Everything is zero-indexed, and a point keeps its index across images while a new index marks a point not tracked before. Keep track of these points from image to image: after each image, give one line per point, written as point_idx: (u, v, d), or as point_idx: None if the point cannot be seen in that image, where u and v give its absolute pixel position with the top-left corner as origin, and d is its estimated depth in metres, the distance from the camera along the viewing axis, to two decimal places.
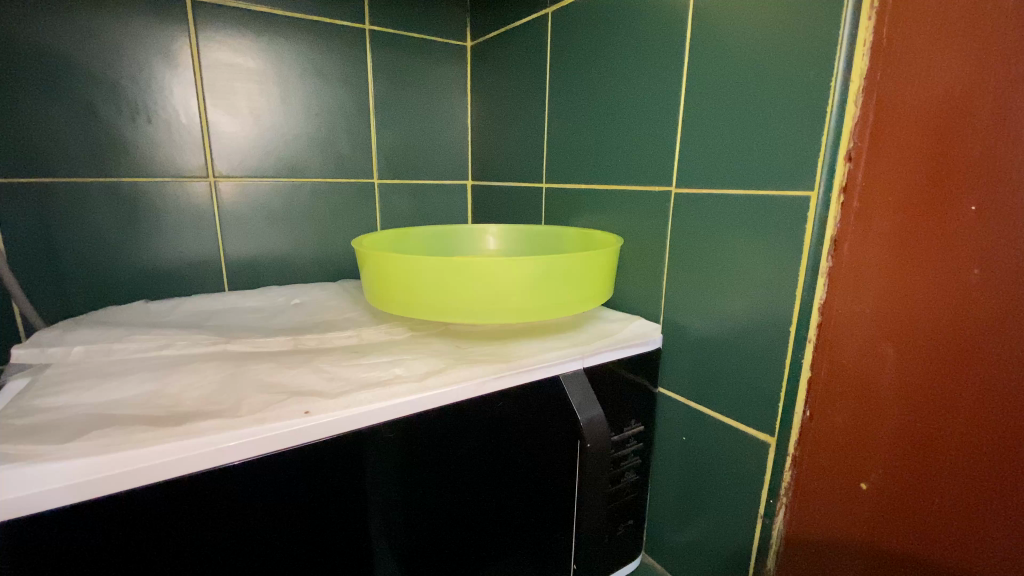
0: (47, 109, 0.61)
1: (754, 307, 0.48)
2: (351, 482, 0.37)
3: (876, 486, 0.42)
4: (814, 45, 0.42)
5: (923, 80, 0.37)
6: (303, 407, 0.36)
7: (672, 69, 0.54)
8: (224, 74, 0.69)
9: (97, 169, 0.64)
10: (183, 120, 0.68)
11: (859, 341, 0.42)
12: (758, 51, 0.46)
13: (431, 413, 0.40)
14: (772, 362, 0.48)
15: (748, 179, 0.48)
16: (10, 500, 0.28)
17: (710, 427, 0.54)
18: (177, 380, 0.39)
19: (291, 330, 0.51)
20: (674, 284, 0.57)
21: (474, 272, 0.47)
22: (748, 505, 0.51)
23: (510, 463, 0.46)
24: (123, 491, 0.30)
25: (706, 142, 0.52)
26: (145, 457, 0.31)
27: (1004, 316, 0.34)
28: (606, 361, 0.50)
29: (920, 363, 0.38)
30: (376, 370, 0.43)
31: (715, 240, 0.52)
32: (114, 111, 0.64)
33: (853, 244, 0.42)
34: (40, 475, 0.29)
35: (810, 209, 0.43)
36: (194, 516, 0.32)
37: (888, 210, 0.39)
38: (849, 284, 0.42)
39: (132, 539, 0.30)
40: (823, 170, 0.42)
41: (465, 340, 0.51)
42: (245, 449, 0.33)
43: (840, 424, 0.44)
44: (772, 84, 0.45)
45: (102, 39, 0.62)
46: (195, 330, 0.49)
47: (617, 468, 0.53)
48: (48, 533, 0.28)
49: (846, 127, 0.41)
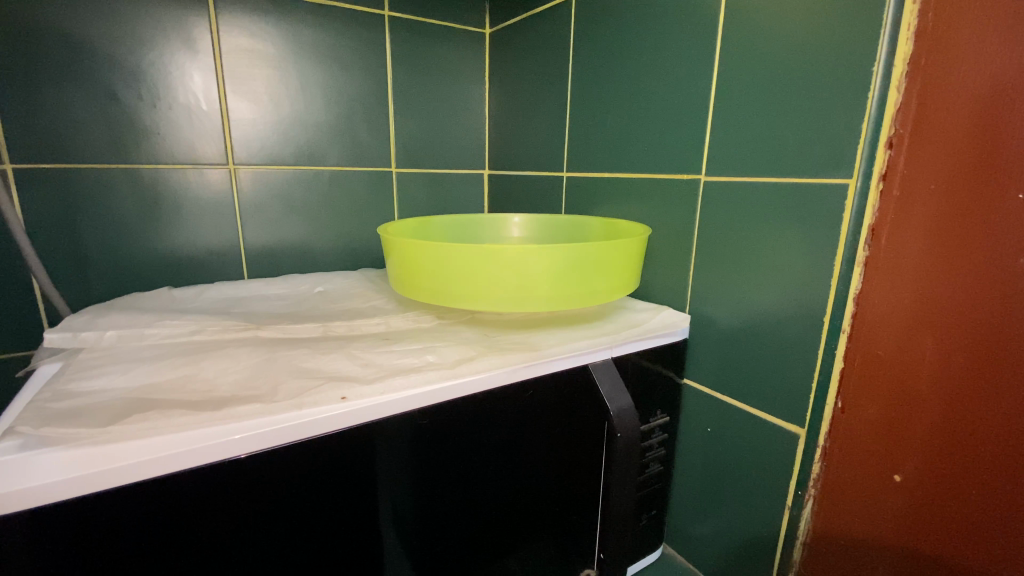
0: (68, 95, 0.61)
1: (785, 297, 0.48)
2: (386, 465, 0.38)
3: (910, 478, 0.42)
4: (854, 29, 0.41)
5: (970, 66, 0.36)
6: (339, 393, 0.36)
7: (702, 56, 0.54)
8: (244, 60, 0.68)
9: (117, 156, 0.64)
10: (203, 106, 0.67)
11: (895, 331, 0.41)
12: (794, 35, 0.45)
13: (465, 400, 0.40)
14: (803, 353, 0.47)
15: (782, 167, 0.47)
16: (60, 482, 0.28)
17: (737, 418, 0.53)
18: (211, 365, 0.39)
19: (319, 317, 0.51)
20: (701, 274, 0.56)
21: (498, 260, 0.47)
22: (775, 496, 0.51)
23: (537, 451, 0.46)
24: (167, 474, 0.30)
25: (738, 130, 0.51)
26: (188, 442, 0.31)
27: None
28: (635, 350, 0.50)
29: (960, 354, 0.38)
30: (407, 357, 0.43)
31: (745, 229, 0.51)
32: (135, 97, 0.64)
33: (892, 234, 0.41)
34: (85, 458, 0.29)
35: (847, 198, 0.43)
36: (232, 498, 0.32)
37: (931, 199, 0.39)
38: (886, 274, 0.42)
39: (174, 520, 0.31)
40: (862, 157, 0.41)
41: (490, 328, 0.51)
42: (284, 433, 0.33)
43: (873, 415, 0.44)
44: (809, 69, 0.44)
45: (123, 23, 0.61)
46: (222, 316, 0.49)
47: (643, 458, 0.53)
48: (94, 517, 0.29)
49: (887, 114, 0.40)
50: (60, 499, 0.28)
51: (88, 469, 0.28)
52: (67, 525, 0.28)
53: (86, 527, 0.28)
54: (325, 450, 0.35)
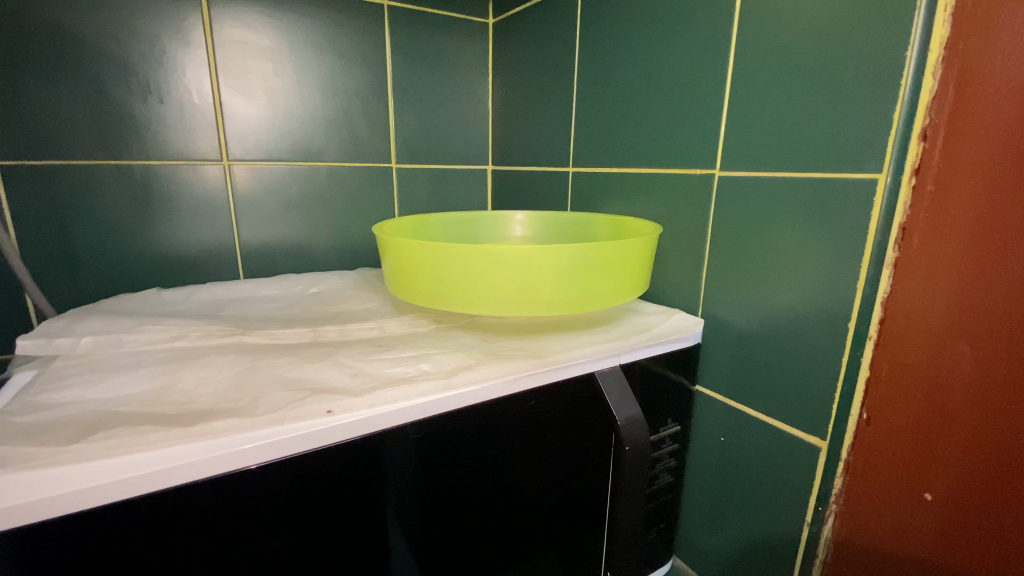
0: (54, 88, 0.58)
1: (805, 300, 0.45)
2: (377, 483, 0.35)
3: (941, 497, 0.38)
4: (885, 10, 0.38)
5: (1015, 47, 0.32)
6: (325, 406, 0.34)
7: (717, 43, 0.50)
8: (238, 52, 0.66)
9: (107, 152, 0.62)
10: (195, 100, 0.65)
11: (927, 338, 0.38)
12: (818, 19, 0.42)
13: (461, 412, 0.38)
14: (825, 361, 0.44)
15: (803, 161, 0.44)
16: (15, 507, 0.25)
17: (752, 428, 0.50)
18: (191, 374, 0.37)
19: (311, 321, 0.48)
20: (715, 275, 0.53)
21: (497, 261, 0.44)
22: (793, 512, 0.48)
23: (541, 464, 0.43)
24: (135, 496, 0.28)
25: (755, 121, 0.48)
26: (159, 461, 0.28)
27: None
28: (644, 357, 0.47)
29: (999, 364, 0.35)
30: (402, 365, 0.40)
31: (762, 228, 0.48)
32: (125, 91, 0.61)
33: (925, 234, 0.38)
34: (44, 480, 0.26)
35: (877, 194, 0.39)
36: (207, 520, 0.30)
37: (969, 195, 0.35)
38: (917, 277, 0.38)
39: (142, 544, 0.28)
40: (893, 149, 0.38)
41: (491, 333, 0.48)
42: (266, 451, 0.31)
43: (901, 429, 0.40)
44: (834, 54, 0.41)
45: (111, 14, 0.59)
46: (209, 321, 0.47)
47: (653, 469, 0.50)
48: (53, 544, 0.26)
49: (921, 102, 0.37)
50: (13, 526, 0.25)
51: (46, 492, 0.26)
52: (23, 552, 0.26)
53: (44, 556, 0.26)
54: (308, 469, 0.32)
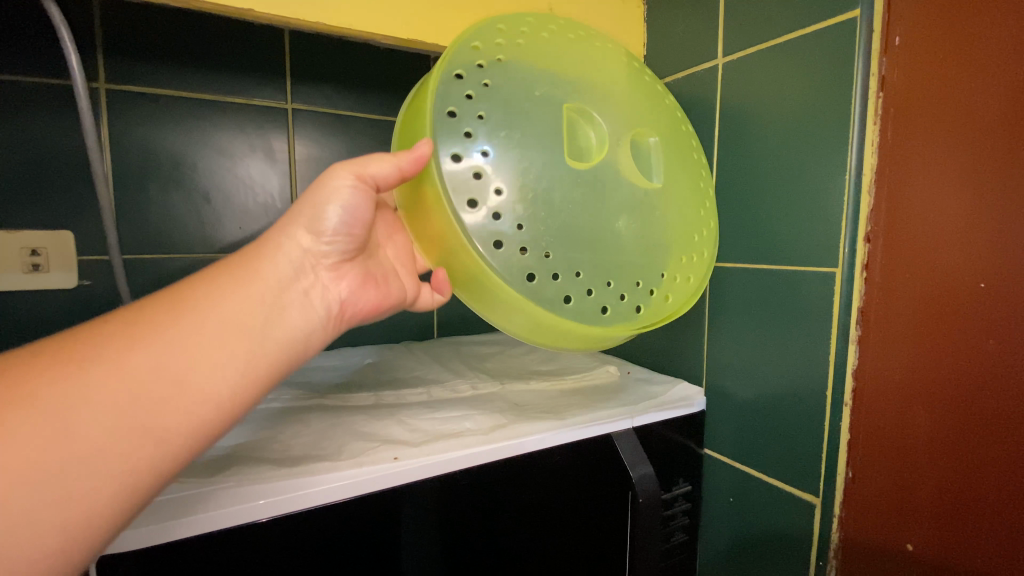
0: (170, 197, 0.71)
1: (790, 372, 0.53)
2: (430, 518, 0.43)
3: (922, 546, 0.44)
4: (827, 145, 0.49)
5: (924, 177, 0.43)
6: (393, 453, 0.42)
7: (704, 160, 0.62)
8: (313, 166, 0.79)
9: (207, 246, 0.74)
10: (279, 204, 0.77)
11: (893, 405, 0.45)
12: (781, 147, 0.53)
13: (500, 462, 0.46)
14: (813, 425, 0.51)
15: (778, 255, 0.54)
16: (176, 524, 0.35)
17: (757, 488, 0.56)
18: (284, 429, 0.46)
19: (371, 386, 0.58)
20: (715, 350, 0.61)
21: (431, 234, 0.40)
22: (799, 565, 0.53)
23: (570, 516, 0.50)
24: (253, 520, 0.37)
25: (740, 221, 0.58)
26: (270, 493, 0.37)
27: (1012, 379, 0.38)
28: (654, 420, 0.54)
29: (952, 426, 0.42)
30: (449, 423, 0.49)
31: (750, 309, 0.57)
32: (225, 198, 0.74)
33: (879, 318, 0.46)
34: (189, 505, 0.36)
35: (836, 282, 0.48)
36: (301, 541, 0.38)
37: (909, 286, 0.44)
38: (878, 354, 0.46)
39: (257, 558, 0.37)
40: (845, 250, 0.47)
41: (631, 303, 0.41)
42: (348, 488, 0.39)
43: (881, 485, 0.47)
44: (797, 174, 0.51)
45: (216, 139, 0.72)
46: (291, 386, 0.57)
47: (667, 525, 0.56)
48: (210, 550, 0.36)
49: (862, 214, 0.47)
50: (171, 538, 0.35)
51: (194, 512, 0.35)
52: (175, 558, 0.35)
53: (205, 559, 0.36)
54: (380, 504, 0.41)
